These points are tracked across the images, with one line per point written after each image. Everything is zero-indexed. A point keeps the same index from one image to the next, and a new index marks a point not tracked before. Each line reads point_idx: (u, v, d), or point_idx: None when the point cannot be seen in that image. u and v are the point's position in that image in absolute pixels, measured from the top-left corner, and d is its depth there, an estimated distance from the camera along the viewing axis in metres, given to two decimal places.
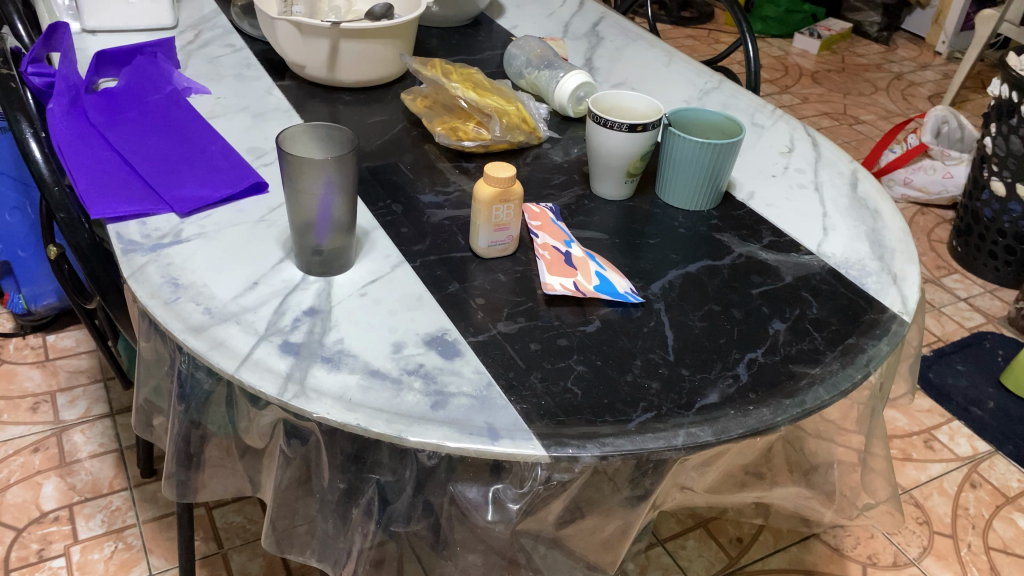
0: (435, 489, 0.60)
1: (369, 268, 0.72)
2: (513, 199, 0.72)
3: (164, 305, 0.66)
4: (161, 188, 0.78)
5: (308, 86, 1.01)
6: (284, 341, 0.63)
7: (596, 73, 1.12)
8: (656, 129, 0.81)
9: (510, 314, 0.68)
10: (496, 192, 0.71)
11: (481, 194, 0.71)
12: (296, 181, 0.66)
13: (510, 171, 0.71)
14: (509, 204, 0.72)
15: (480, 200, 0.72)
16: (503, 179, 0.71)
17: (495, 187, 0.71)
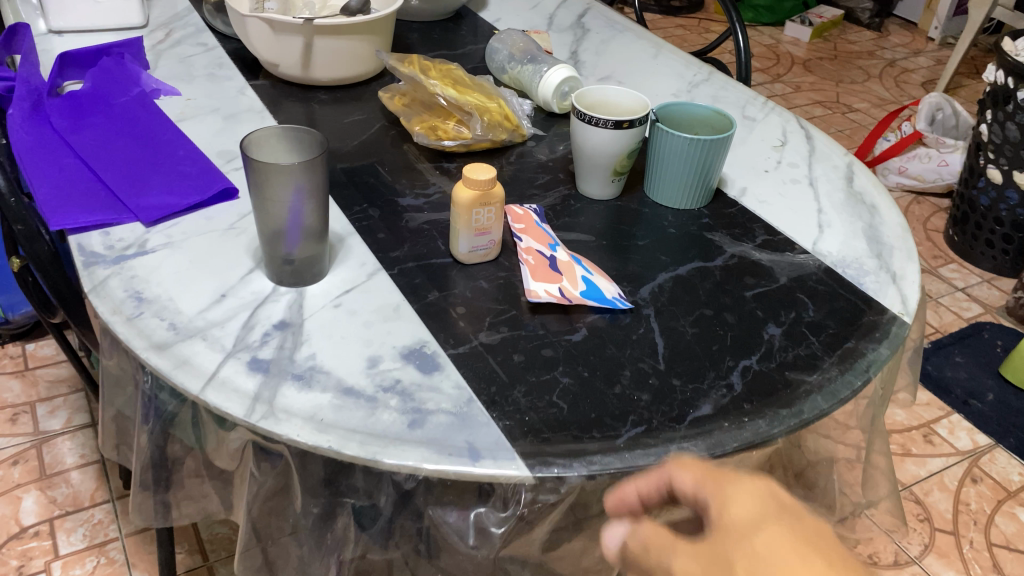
0: (401, 485, 0.57)
1: (343, 277, 0.69)
2: (493, 202, 0.69)
3: (126, 322, 0.62)
4: (126, 196, 0.74)
5: (283, 85, 0.98)
6: (253, 358, 0.60)
7: (581, 66, 1.09)
8: (643, 125, 0.78)
9: (492, 323, 0.65)
10: (475, 195, 0.68)
11: (459, 198, 0.68)
12: (263, 189, 0.63)
13: (490, 174, 0.67)
14: (489, 207, 0.69)
15: (459, 203, 0.68)
16: (483, 182, 0.67)
17: (474, 190, 0.68)
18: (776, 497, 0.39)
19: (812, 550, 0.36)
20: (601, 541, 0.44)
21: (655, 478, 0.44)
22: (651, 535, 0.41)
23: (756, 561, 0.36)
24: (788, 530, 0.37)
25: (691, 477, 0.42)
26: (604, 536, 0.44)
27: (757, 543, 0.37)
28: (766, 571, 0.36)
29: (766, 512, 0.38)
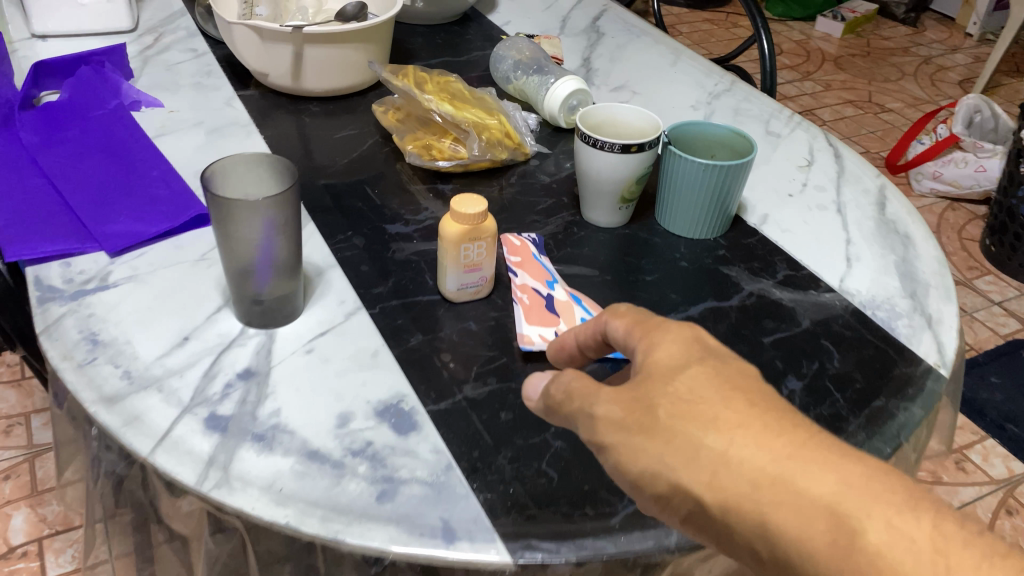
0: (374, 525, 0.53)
1: (319, 317, 0.63)
2: (483, 236, 0.62)
3: (76, 369, 0.57)
4: (91, 222, 0.69)
5: (274, 97, 0.92)
6: (211, 415, 0.54)
7: (594, 74, 1.02)
8: (653, 149, 0.71)
9: (480, 373, 0.59)
10: (464, 229, 0.61)
11: (446, 233, 0.62)
12: (227, 226, 0.57)
13: (481, 207, 0.61)
14: (479, 241, 0.62)
15: (446, 238, 0.62)
16: (473, 215, 0.61)
17: (462, 224, 0.61)
18: (697, 338, 0.43)
19: (731, 387, 0.40)
20: (523, 390, 0.48)
21: (596, 323, 0.48)
22: (577, 377, 0.44)
23: (680, 403, 0.40)
24: (708, 372, 0.41)
25: (623, 323, 0.46)
26: (526, 385, 0.48)
27: (680, 384, 0.41)
28: (690, 412, 0.39)
29: (689, 355, 0.42)
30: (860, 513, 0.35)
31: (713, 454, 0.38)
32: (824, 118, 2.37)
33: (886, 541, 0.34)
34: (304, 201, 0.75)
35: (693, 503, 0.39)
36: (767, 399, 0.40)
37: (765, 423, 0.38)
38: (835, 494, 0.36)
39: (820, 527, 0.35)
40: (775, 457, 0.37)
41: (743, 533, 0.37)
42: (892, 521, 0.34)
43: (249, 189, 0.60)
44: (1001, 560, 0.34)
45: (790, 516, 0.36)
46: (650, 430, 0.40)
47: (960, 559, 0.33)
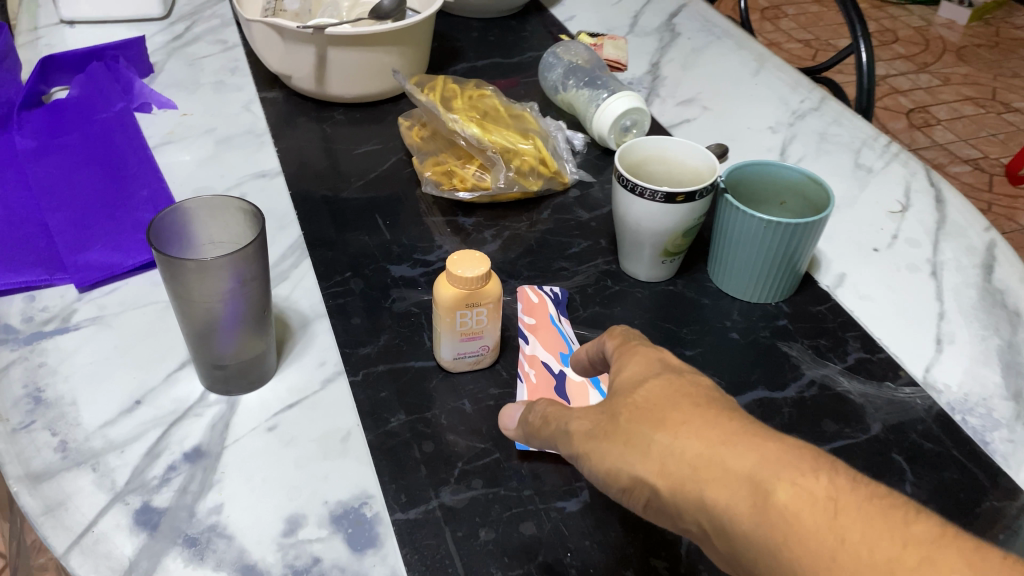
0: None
1: (291, 383, 0.54)
2: (484, 303, 0.52)
3: (8, 433, 0.50)
4: (64, 248, 0.62)
5: (298, 101, 0.84)
6: (143, 507, 0.47)
7: (661, 83, 0.90)
8: (705, 198, 0.59)
9: (464, 473, 0.49)
10: (461, 295, 0.51)
11: (440, 296, 0.52)
12: (183, 289, 0.48)
13: (480, 273, 0.50)
14: (479, 308, 0.52)
15: (439, 304, 0.52)
16: (471, 282, 0.50)
17: (458, 289, 0.51)
18: (664, 357, 0.43)
19: (685, 390, 0.39)
20: (502, 420, 0.48)
21: (592, 345, 0.48)
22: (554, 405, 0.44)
23: (635, 408, 0.39)
24: (671, 382, 0.40)
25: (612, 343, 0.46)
26: (504, 414, 0.47)
27: (642, 391, 0.40)
28: (643, 412, 0.39)
29: (656, 369, 0.41)
30: (776, 478, 0.34)
31: (661, 448, 0.37)
32: (939, 117, 2.15)
33: (794, 501, 0.33)
34: (305, 231, 0.67)
35: (648, 495, 0.37)
36: (722, 399, 0.39)
37: (709, 415, 0.37)
38: (756, 467, 0.34)
39: (744, 495, 0.34)
40: (709, 443, 0.36)
41: (690, 516, 0.36)
42: (801, 481, 0.33)
43: (213, 235, 0.51)
44: (900, 514, 0.32)
45: (720, 492, 0.35)
46: (611, 435, 0.39)
47: (859, 518, 0.32)
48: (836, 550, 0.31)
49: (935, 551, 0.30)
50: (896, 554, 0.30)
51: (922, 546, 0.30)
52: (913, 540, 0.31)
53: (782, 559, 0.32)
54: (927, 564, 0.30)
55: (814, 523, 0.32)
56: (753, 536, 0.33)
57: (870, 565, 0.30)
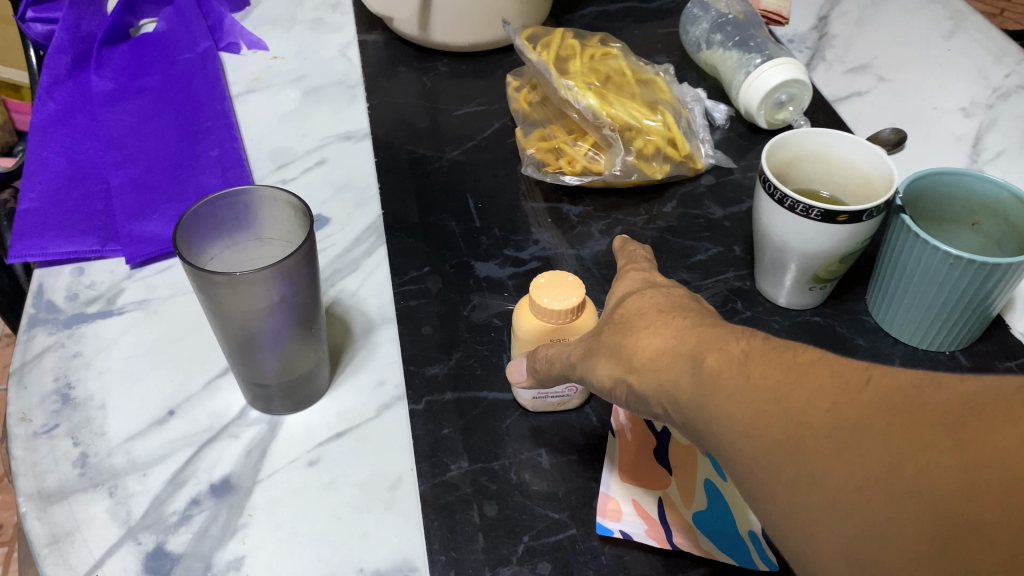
0: None
1: (343, 405, 0.46)
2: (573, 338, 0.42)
3: (28, 438, 0.44)
4: (121, 213, 0.56)
5: (400, 47, 0.74)
6: (156, 549, 0.40)
7: (828, 43, 0.74)
8: (877, 219, 0.45)
9: (529, 551, 0.40)
10: (544, 327, 0.41)
11: (519, 323, 0.42)
12: (215, 305, 0.39)
13: (568, 307, 0.40)
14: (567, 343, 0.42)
15: (519, 331, 0.43)
16: (556, 314, 0.40)
17: (541, 320, 0.41)
18: (654, 275, 0.39)
19: (659, 299, 0.35)
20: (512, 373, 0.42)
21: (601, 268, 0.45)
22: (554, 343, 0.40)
23: (615, 320, 0.36)
24: (649, 294, 0.36)
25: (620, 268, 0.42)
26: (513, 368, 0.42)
27: (623, 306, 0.36)
28: (622, 323, 0.35)
29: (640, 285, 0.37)
30: (706, 349, 0.30)
31: (624, 350, 0.33)
32: None
33: (715, 363, 0.29)
34: (385, 210, 0.58)
35: (626, 396, 0.34)
36: (698, 302, 0.35)
37: (670, 314, 0.34)
38: (694, 343, 0.31)
39: (681, 372, 0.31)
40: (662, 335, 0.32)
41: (657, 405, 0.32)
42: (725, 346, 0.30)
43: (263, 231, 0.43)
44: (796, 349, 0.28)
45: (664, 376, 0.31)
46: (594, 350, 0.36)
47: (765, 362, 0.28)
48: (738, 393, 0.28)
49: (819, 369, 0.27)
50: (786, 386, 0.27)
51: (812, 367, 0.27)
52: (801, 363, 0.27)
53: (706, 417, 0.29)
54: (811, 381, 0.26)
55: (725, 375, 0.29)
56: (688, 403, 0.30)
57: (764, 396, 0.27)
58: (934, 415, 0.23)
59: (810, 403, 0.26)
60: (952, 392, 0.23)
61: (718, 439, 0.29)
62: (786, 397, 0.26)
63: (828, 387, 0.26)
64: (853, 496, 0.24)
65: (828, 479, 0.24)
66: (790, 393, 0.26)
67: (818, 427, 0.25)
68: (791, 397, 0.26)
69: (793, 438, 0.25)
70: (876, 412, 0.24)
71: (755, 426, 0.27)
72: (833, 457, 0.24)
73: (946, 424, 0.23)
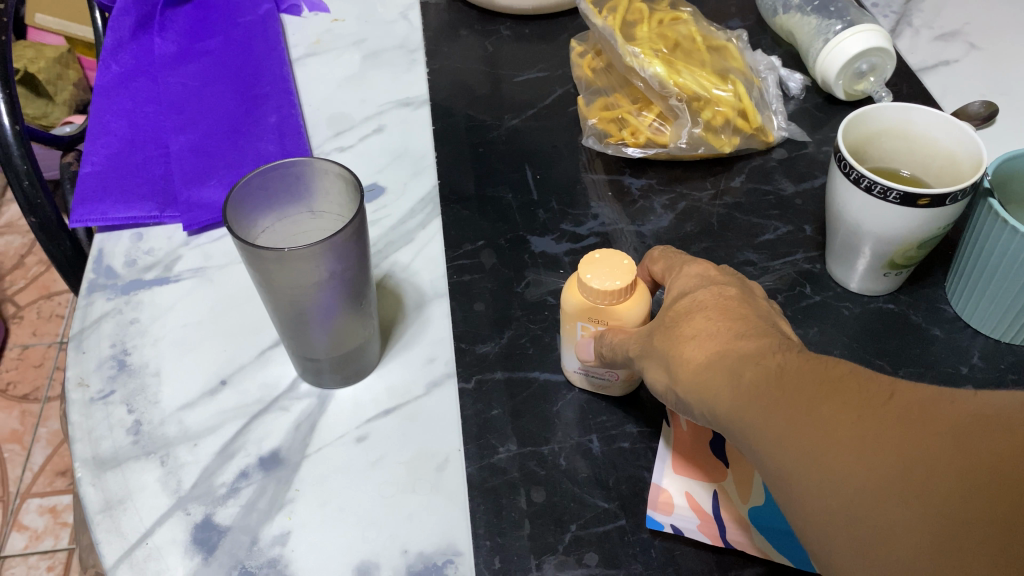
0: None
1: (392, 381, 0.46)
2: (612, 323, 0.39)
3: (85, 404, 0.45)
4: (180, 180, 0.56)
5: (462, 10, 0.73)
6: (204, 521, 0.40)
7: (916, 7, 0.70)
8: (964, 201, 0.42)
9: (576, 541, 0.39)
10: (584, 304, 0.39)
11: (566, 294, 0.40)
12: (263, 281, 0.39)
13: (604, 290, 0.37)
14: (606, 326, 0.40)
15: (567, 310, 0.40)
16: (594, 293, 0.38)
17: (583, 296, 0.39)
18: (714, 267, 0.37)
19: (708, 301, 0.33)
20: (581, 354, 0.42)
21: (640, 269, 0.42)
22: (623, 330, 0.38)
23: (664, 322, 0.34)
24: (701, 296, 0.34)
25: (655, 271, 0.40)
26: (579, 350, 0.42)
27: (676, 307, 0.34)
28: (670, 326, 0.33)
29: (695, 285, 0.35)
30: (740, 357, 0.29)
31: (672, 360, 0.32)
32: None
33: (747, 373, 0.28)
34: (441, 180, 0.57)
35: (671, 400, 0.33)
36: (754, 308, 0.33)
37: (722, 321, 0.31)
38: (730, 348, 0.30)
39: (720, 383, 0.29)
40: (701, 339, 0.31)
41: (693, 410, 0.31)
42: (756, 355, 0.29)
43: (316, 203, 0.42)
44: (827, 361, 0.28)
45: (698, 385, 0.30)
46: (647, 351, 0.34)
47: (795, 372, 0.27)
48: (770, 405, 0.27)
49: (844, 382, 0.26)
50: (812, 398, 0.26)
51: (839, 380, 0.26)
52: (829, 376, 0.27)
53: (740, 429, 0.28)
54: (836, 394, 0.26)
55: (761, 389, 0.28)
56: (722, 414, 0.29)
57: (794, 408, 0.26)
58: (945, 428, 0.24)
59: (834, 417, 0.25)
60: (968, 408, 0.24)
61: (751, 449, 0.28)
62: (814, 411, 0.26)
63: (851, 400, 0.25)
64: (871, 505, 0.24)
65: (852, 494, 0.24)
66: (818, 406, 0.26)
67: (844, 441, 0.25)
68: (815, 408, 0.26)
69: (817, 450, 0.25)
70: (897, 426, 0.24)
71: (783, 440, 0.26)
72: (856, 470, 0.24)
73: (961, 440, 0.23)
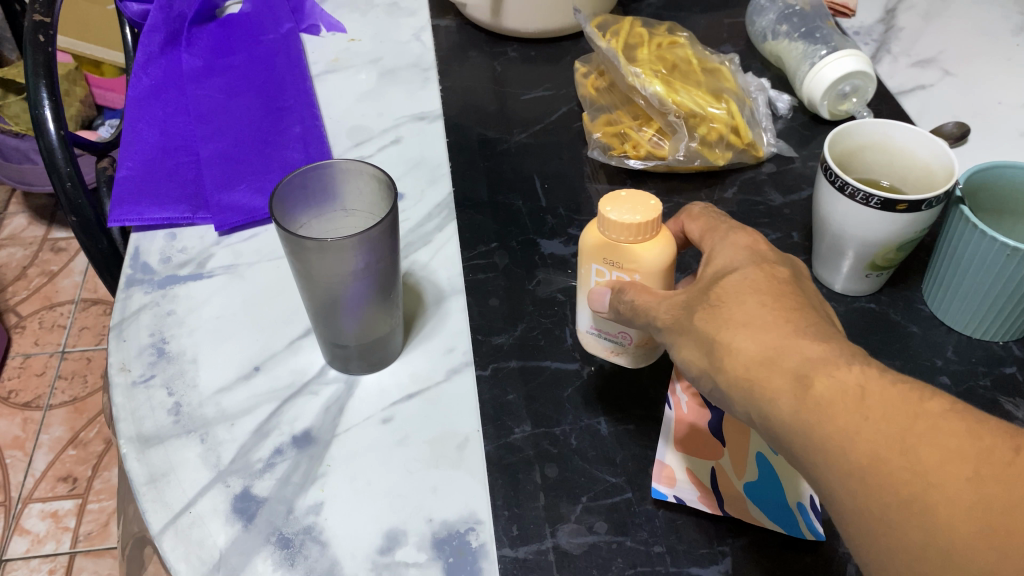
0: None
1: (414, 368, 0.49)
2: (627, 265, 0.42)
3: (127, 387, 0.48)
4: (211, 185, 0.60)
5: (471, 32, 0.77)
6: (243, 492, 0.44)
7: (895, 36, 0.75)
8: (936, 208, 0.46)
9: (587, 511, 0.43)
10: (604, 240, 0.42)
11: (588, 234, 0.43)
12: (304, 269, 0.42)
13: (624, 220, 0.40)
14: (621, 269, 0.43)
15: (588, 245, 0.43)
16: (614, 225, 0.41)
17: (604, 233, 0.42)
18: (758, 242, 0.39)
19: (760, 287, 0.35)
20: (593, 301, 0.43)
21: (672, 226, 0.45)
22: (643, 288, 0.40)
23: (714, 309, 0.35)
24: (750, 276, 0.36)
25: (694, 229, 0.43)
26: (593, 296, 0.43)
27: (722, 284, 0.37)
28: (721, 317, 0.35)
29: (745, 260, 0.38)
30: (819, 372, 0.31)
31: (717, 346, 0.34)
32: None
33: (828, 390, 0.30)
34: (455, 188, 0.61)
35: (709, 386, 0.36)
36: (800, 292, 0.36)
37: (774, 307, 0.34)
38: (801, 361, 0.32)
39: (785, 389, 0.32)
40: (760, 340, 0.33)
41: (740, 407, 0.34)
42: (835, 371, 0.31)
43: (347, 202, 0.46)
44: (921, 392, 0.29)
45: (764, 391, 0.32)
46: (683, 329, 0.37)
47: (885, 399, 0.29)
48: (853, 426, 0.29)
49: (946, 424, 0.28)
50: (912, 435, 0.28)
51: (940, 421, 0.28)
52: (928, 413, 0.29)
53: (813, 442, 0.30)
54: (940, 437, 0.28)
55: (840, 406, 0.30)
56: (789, 424, 0.31)
57: (886, 438, 0.28)
58: None
59: (939, 462, 0.27)
60: None
61: (816, 458, 0.30)
62: (916, 451, 0.28)
63: (957, 449, 0.27)
64: (970, 555, 0.26)
65: (947, 540, 0.26)
66: (919, 447, 0.28)
67: (946, 490, 0.27)
68: (916, 448, 0.28)
69: (918, 492, 0.27)
70: (1009, 486, 0.26)
71: (874, 469, 0.28)
72: (960, 521, 0.26)
73: None
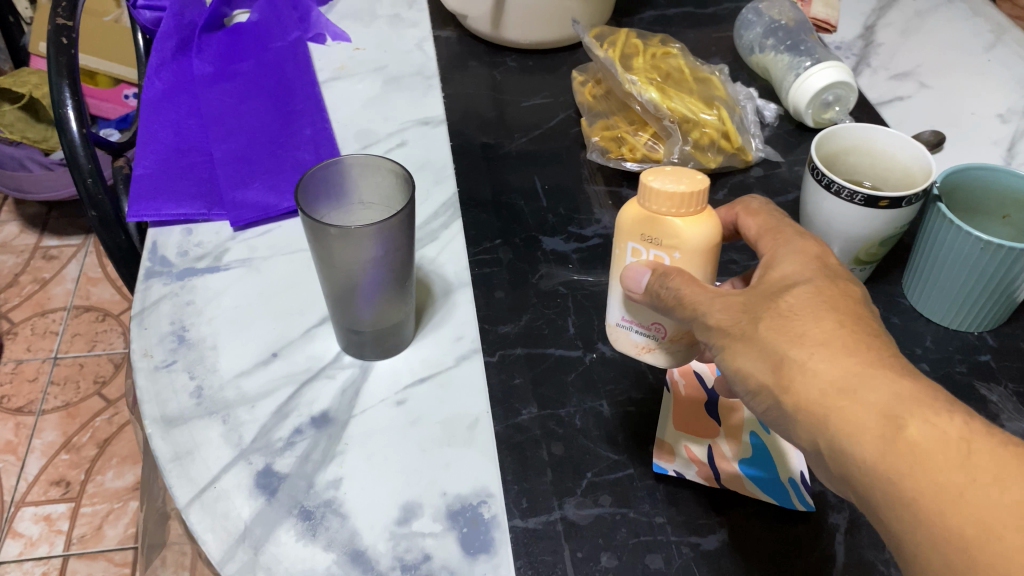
0: None
1: (425, 355, 0.52)
2: (667, 242, 0.42)
3: (150, 370, 0.50)
4: (225, 183, 0.62)
5: (471, 43, 0.81)
6: (265, 469, 0.46)
7: (874, 51, 0.79)
8: (915, 205, 0.50)
9: (592, 486, 0.45)
10: (648, 214, 0.42)
11: (632, 209, 0.43)
12: (327, 258, 0.45)
13: (670, 191, 0.40)
14: (660, 247, 0.42)
15: (631, 219, 0.42)
16: (661, 196, 0.40)
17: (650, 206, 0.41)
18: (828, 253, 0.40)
19: (835, 309, 0.36)
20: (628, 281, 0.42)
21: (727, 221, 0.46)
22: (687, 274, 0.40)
23: (779, 323, 0.36)
24: (808, 293, 0.37)
25: (754, 227, 0.44)
26: (629, 275, 0.42)
27: (789, 296, 0.37)
28: (790, 336, 0.35)
29: (813, 274, 0.38)
30: (917, 417, 0.31)
31: (786, 362, 0.35)
32: None
33: (929, 440, 0.31)
34: (460, 188, 0.64)
35: (768, 403, 0.36)
36: (862, 309, 0.37)
37: (845, 331, 0.35)
38: (894, 400, 0.32)
39: (873, 429, 0.32)
40: (847, 370, 0.33)
41: (809, 431, 0.34)
42: (935, 421, 0.31)
43: (364, 195, 0.49)
44: None
45: (850, 425, 0.32)
46: (735, 333, 0.37)
47: (994, 461, 0.30)
48: (960, 485, 0.30)
49: None
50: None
51: None
52: None
53: (905, 490, 0.31)
54: None
55: (943, 459, 0.30)
56: (875, 464, 0.32)
57: (1000, 511, 0.29)
58: None
59: None
60: None
61: (904, 505, 0.31)
62: None
63: None
64: None
65: None
66: None
67: None
68: None
69: None
70: None
71: (982, 535, 0.29)
72: None
73: None
